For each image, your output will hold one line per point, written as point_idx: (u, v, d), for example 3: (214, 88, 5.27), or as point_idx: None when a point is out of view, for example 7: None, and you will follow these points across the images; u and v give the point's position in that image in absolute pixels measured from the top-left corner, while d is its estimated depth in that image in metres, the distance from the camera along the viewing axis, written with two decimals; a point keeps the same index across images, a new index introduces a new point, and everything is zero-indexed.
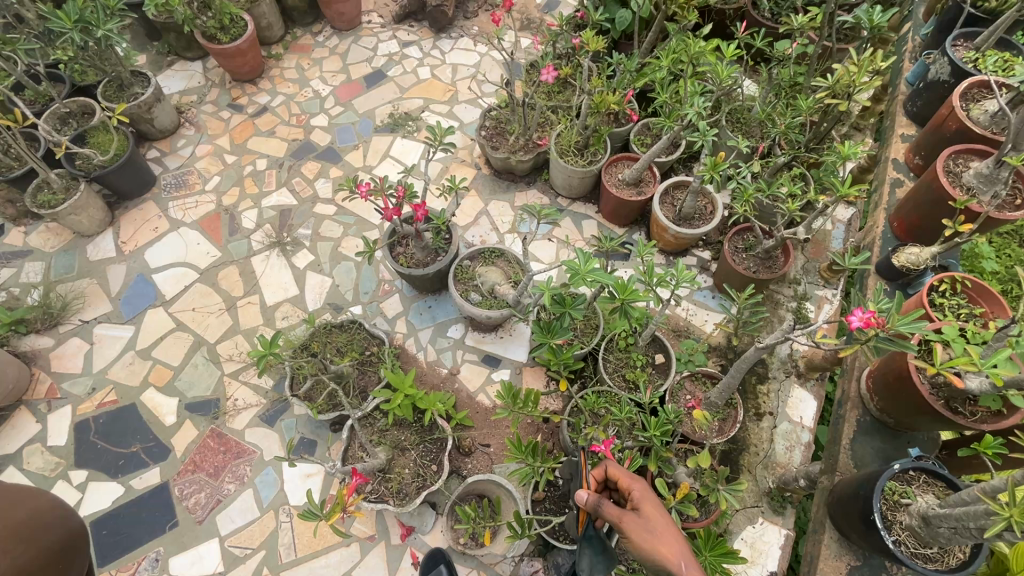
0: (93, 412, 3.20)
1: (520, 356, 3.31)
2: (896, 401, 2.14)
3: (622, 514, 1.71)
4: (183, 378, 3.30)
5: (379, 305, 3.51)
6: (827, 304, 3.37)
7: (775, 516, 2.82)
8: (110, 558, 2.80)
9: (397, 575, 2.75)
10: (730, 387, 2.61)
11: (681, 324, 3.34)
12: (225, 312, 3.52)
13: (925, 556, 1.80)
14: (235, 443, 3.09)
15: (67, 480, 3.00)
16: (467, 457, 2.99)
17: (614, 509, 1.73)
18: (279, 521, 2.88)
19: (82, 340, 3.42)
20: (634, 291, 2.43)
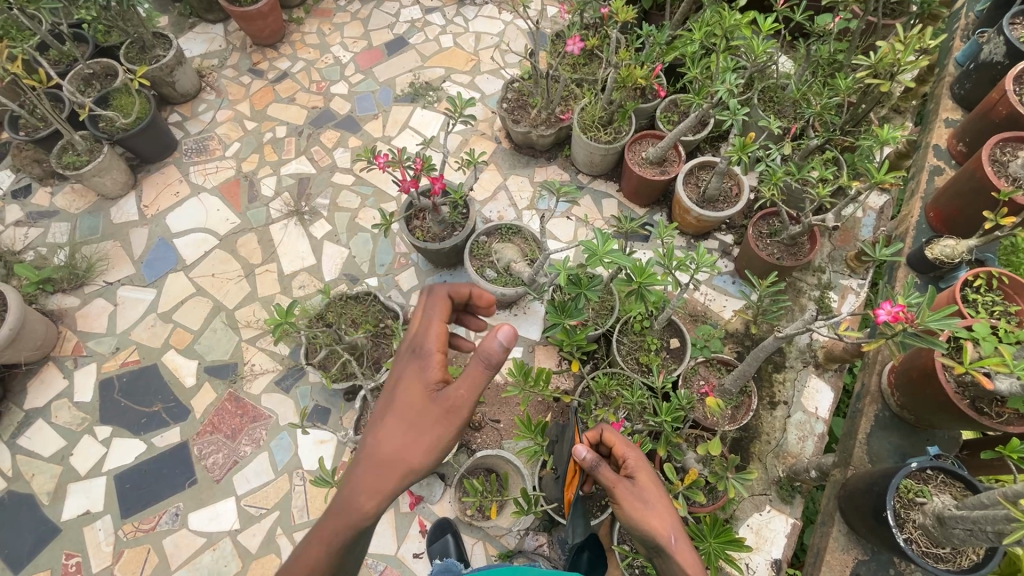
0: (117, 370, 3.30)
1: (533, 335, 3.30)
2: (918, 398, 2.08)
3: (616, 480, 1.59)
4: (202, 342, 3.37)
5: (395, 278, 3.52)
6: (850, 295, 3.28)
7: (783, 505, 2.80)
8: (133, 511, 2.92)
9: (405, 542, 2.83)
10: (745, 375, 2.57)
11: (699, 309, 3.28)
12: (244, 279, 3.57)
13: (936, 555, 1.76)
14: (252, 407, 3.17)
15: (92, 434, 3.12)
16: (477, 432, 3.02)
17: (609, 473, 1.60)
18: (292, 484, 2.97)
19: (106, 301, 3.51)
20: (651, 275, 2.37)
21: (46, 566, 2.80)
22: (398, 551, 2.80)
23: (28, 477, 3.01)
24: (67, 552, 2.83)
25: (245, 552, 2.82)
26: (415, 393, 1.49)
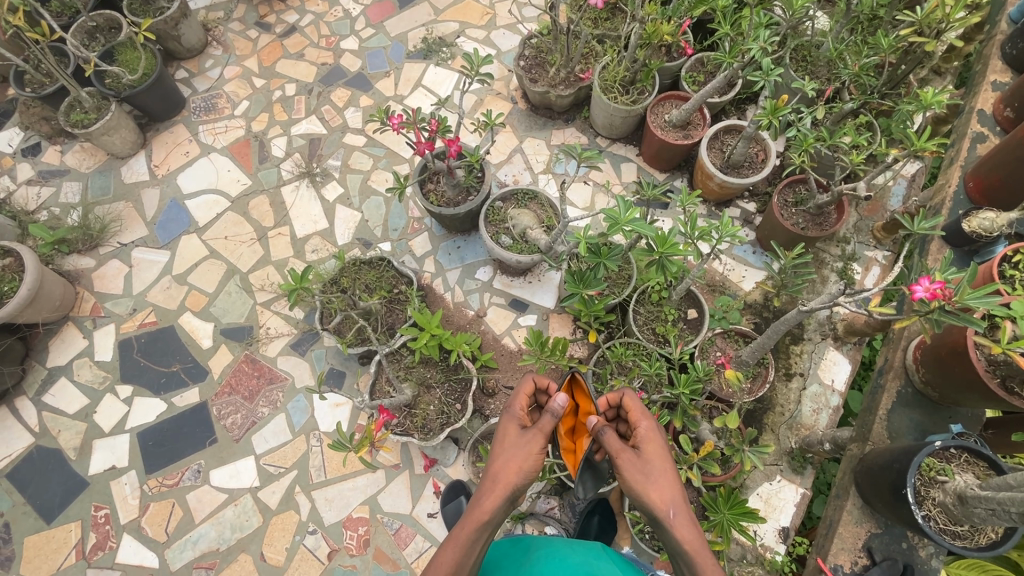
0: (135, 331, 3.34)
1: (548, 303, 3.26)
2: (944, 374, 2.03)
3: (620, 450, 1.47)
4: (217, 305, 3.38)
5: (408, 243, 3.47)
6: (874, 267, 3.20)
7: (794, 475, 2.81)
8: (157, 467, 3.02)
9: (419, 502, 2.90)
10: (764, 348, 2.53)
11: (717, 279, 3.22)
12: (257, 242, 3.54)
13: (953, 533, 1.76)
14: (268, 369, 3.20)
15: (114, 393, 3.19)
16: (491, 398, 3.03)
17: (614, 442, 1.48)
18: (310, 444, 3.03)
19: (121, 262, 3.52)
20: (674, 244, 2.30)
21: (77, 517, 2.92)
22: (413, 510, 2.88)
23: (55, 433, 3.11)
24: (96, 505, 2.94)
25: (266, 508, 2.92)
26: (511, 429, 1.50)
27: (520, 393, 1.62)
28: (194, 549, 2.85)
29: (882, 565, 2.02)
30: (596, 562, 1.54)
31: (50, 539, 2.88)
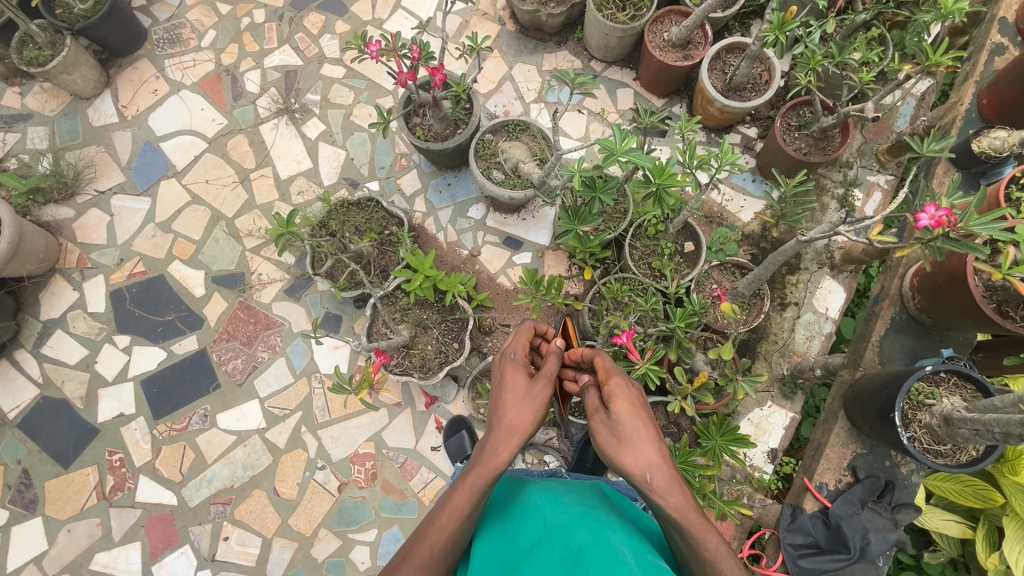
0: (125, 282, 3.29)
1: (542, 240, 3.20)
2: (940, 301, 2.03)
3: (595, 409, 1.33)
4: (206, 253, 3.31)
5: (397, 182, 3.35)
6: (876, 192, 3.12)
7: (784, 400, 2.90)
8: (165, 413, 3.08)
9: (423, 438, 3.00)
10: (761, 279, 2.51)
11: (715, 211, 3.15)
12: (239, 185, 3.41)
13: (936, 452, 1.84)
14: (264, 315, 3.19)
15: (112, 343, 3.20)
16: (488, 336, 3.05)
17: (592, 400, 1.35)
18: (312, 386, 3.08)
19: (101, 211, 3.40)
20: (672, 175, 2.21)
21: (92, 462, 3.02)
22: (417, 445, 2.99)
23: (59, 383, 3.14)
24: (110, 450, 3.04)
25: (274, 448, 3.02)
26: (510, 371, 1.42)
27: (518, 337, 1.57)
28: (209, 487, 2.98)
29: (865, 482, 2.12)
30: (591, 501, 1.54)
31: (69, 483, 3.00)
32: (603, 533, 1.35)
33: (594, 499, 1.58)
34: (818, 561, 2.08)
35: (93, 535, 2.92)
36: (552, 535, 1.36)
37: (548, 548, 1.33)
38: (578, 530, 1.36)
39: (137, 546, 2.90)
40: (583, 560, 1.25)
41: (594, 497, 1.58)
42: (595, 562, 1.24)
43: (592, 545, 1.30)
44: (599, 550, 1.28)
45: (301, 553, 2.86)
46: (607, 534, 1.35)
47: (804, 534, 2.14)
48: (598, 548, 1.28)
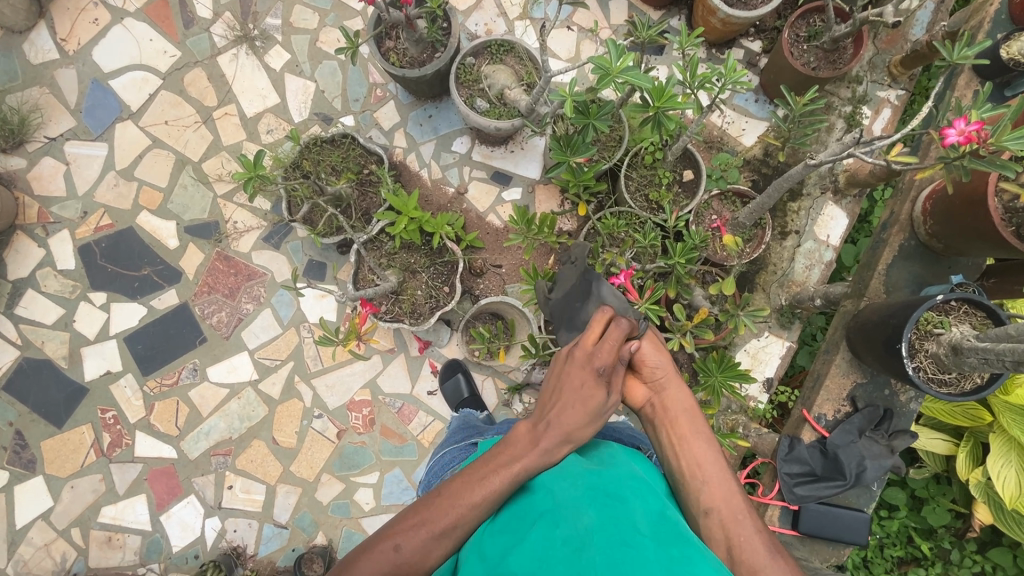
0: (92, 236, 3.10)
1: (532, 174, 3.02)
2: (954, 226, 1.92)
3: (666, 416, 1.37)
4: (175, 201, 3.11)
5: (373, 115, 3.10)
6: (886, 109, 2.92)
7: (781, 330, 2.85)
8: (153, 369, 3.02)
9: (418, 382, 2.97)
10: (763, 208, 2.38)
11: (716, 135, 2.95)
12: (202, 126, 3.14)
13: (940, 381, 1.82)
14: (244, 265, 3.05)
15: (89, 301, 3.07)
16: (479, 278, 2.94)
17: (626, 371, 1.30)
18: (301, 336, 3.00)
19: (55, 160, 3.15)
20: (672, 97, 2.01)
21: (86, 420, 2.99)
22: (413, 389, 2.96)
23: (40, 344, 3.05)
24: (102, 408, 3.00)
25: (269, 399, 2.99)
26: (590, 380, 1.27)
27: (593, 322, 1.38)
28: (207, 440, 2.98)
29: (864, 412, 2.13)
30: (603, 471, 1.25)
31: (65, 442, 2.98)
32: (619, 514, 1.08)
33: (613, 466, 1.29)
34: (814, 488, 2.14)
35: (98, 490, 2.94)
36: (555, 512, 1.10)
37: (549, 524, 1.07)
38: (588, 505, 1.09)
39: (142, 498, 2.94)
40: (589, 548, 0.99)
41: (613, 464, 1.30)
42: (604, 552, 0.98)
43: (602, 529, 1.03)
44: (611, 536, 1.01)
45: (305, 497, 2.91)
46: (623, 514, 1.08)
47: (800, 464, 2.18)
48: (611, 535, 1.01)
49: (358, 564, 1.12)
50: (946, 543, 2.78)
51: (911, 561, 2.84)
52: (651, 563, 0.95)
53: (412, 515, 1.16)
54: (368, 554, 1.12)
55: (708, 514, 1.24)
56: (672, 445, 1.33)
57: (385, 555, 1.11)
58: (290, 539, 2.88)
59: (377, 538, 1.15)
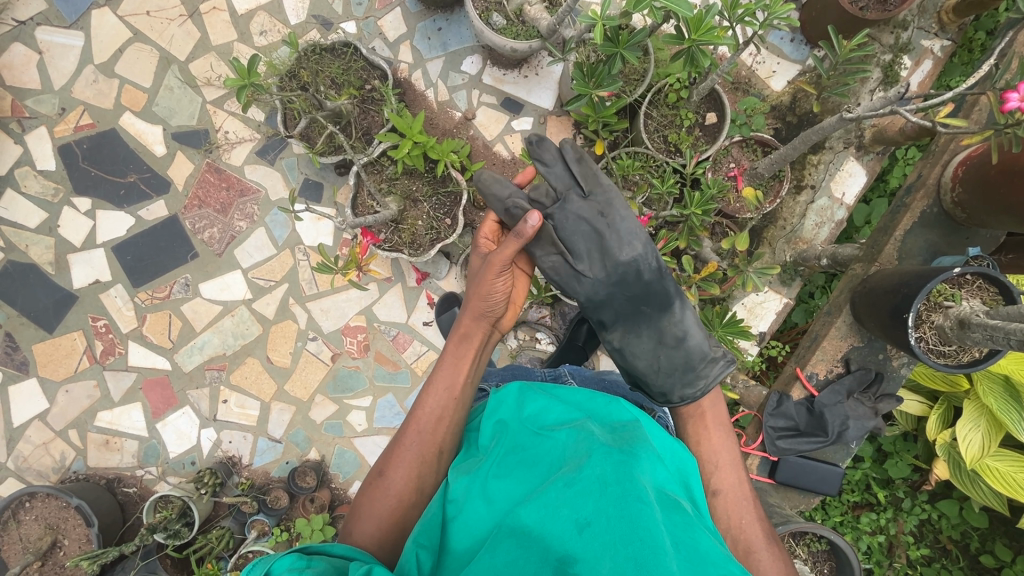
0: (73, 136, 2.91)
1: (545, 103, 2.83)
2: (983, 196, 1.86)
3: (703, 412, 1.60)
4: (160, 104, 2.89)
5: (376, 23, 2.84)
6: (927, 60, 2.73)
7: (782, 287, 2.83)
8: (143, 281, 2.95)
9: (414, 313, 2.96)
10: (785, 160, 2.27)
11: (744, 76, 2.76)
12: (188, 20, 2.88)
13: (939, 352, 1.86)
14: (236, 180, 2.90)
15: (72, 207, 2.93)
16: (482, 212, 2.83)
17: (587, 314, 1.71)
18: (296, 259, 2.93)
19: (27, 47, 2.89)
20: (711, 30, 1.83)
21: (76, 327, 2.96)
22: (409, 319, 2.95)
23: (24, 248, 2.95)
24: (92, 316, 2.96)
25: (263, 318, 2.97)
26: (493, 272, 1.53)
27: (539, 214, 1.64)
28: (201, 354, 2.98)
29: (855, 374, 2.21)
30: (619, 432, 1.27)
31: (57, 346, 2.97)
32: (628, 470, 1.11)
33: (624, 425, 1.31)
34: (795, 442, 2.24)
35: (93, 396, 2.98)
36: (569, 466, 1.14)
37: (563, 475, 1.11)
38: (600, 458, 1.13)
39: (138, 407, 2.99)
40: (599, 501, 1.04)
41: (624, 424, 1.32)
42: (612, 505, 1.03)
43: (617, 483, 1.07)
44: (620, 491, 1.06)
45: (299, 415, 2.98)
46: (633, 472, 1.11)
47: (785, 419, 2.27)
48: (619, 490, 1.06)
49: (363, 508, 1.40)
50: (901, 492, 2.92)
51: (865, 506, 3.00)
52: (654, 520, 1.01)
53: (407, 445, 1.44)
54: (371, 493, 1.42)
55: (717, 494, 1.50)
56: (697, 436, 1.58)
57: (391, 498, 1.40)
58: (284, 453, 2.97)
59: (376, 479, 1.44)
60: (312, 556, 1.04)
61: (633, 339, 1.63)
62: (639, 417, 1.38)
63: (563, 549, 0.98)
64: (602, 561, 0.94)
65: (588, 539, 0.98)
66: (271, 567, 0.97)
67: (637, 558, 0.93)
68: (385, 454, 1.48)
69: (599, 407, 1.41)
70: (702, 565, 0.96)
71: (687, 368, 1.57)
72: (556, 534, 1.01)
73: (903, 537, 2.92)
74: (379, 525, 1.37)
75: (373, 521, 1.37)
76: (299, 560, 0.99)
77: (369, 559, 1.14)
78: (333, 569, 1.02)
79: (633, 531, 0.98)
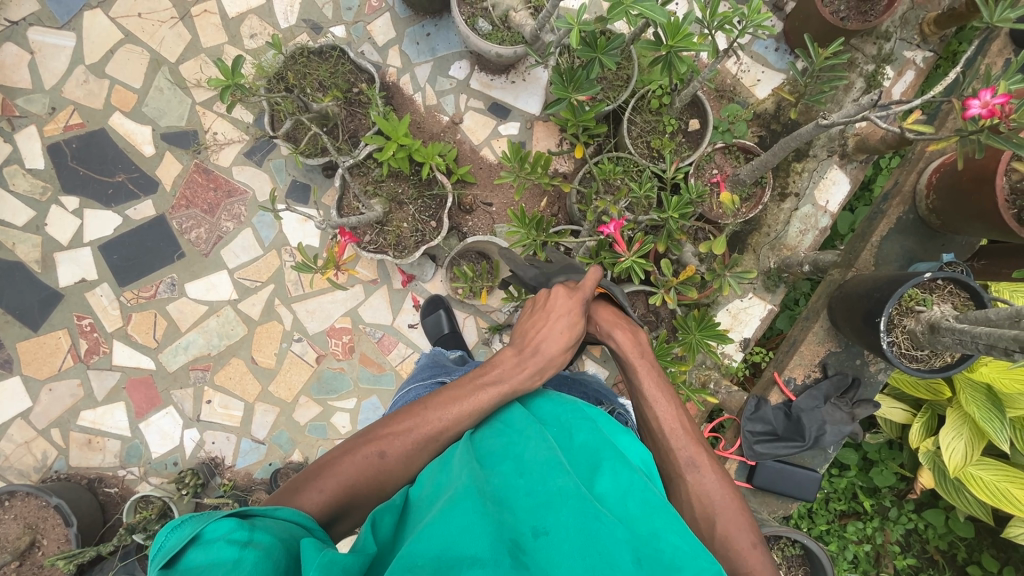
0: (62, 135, 2.93)
1: (532, 108, 2.86)
2: (955, 203, 1.88)
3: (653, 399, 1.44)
4: (149, 105, 2.91)
5: (366, 28, 2.87)
6: (909, 71, 2.77)
7: (766, 293, 2.84)
8: (130, 280, 2.96)
9: (400, 315, 2.96)
10: (766, 166, 2.29)
11: (729, 83, 2.80)
12: (179, 23, 2.91)
13: (911, 357, 1.87)
14: (224, 180, 2.92)
15: (60, 206, 2.95)
16: (468, 216, 2.85)
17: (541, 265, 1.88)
18: (282, 260, 2.94)
19: (20, 47, 2.92)
20: (688, 36, 1.86)
21: (61, 326, 2.96)
22: (394, 321, 2.96)
23: (10, 246, 2.95)
24: (77, 315, 2.96)
25: (248, 319, 2.97)
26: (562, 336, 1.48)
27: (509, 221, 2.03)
28: (186, 354, 2.98)
29: (832, 379, 2.23)
30: (586, 436, 1.23)
31: (41, 345, 2.97)
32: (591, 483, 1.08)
33: (585, 424, 1.28)
34: (772, 446, 2.24)
35: (76, 395, 2.98)
36: (534, 471, 1.11)
37: (524, 480, 1.10)
38: (562, 470, 1.09)
39: (122, 406, 2.98)
40: (559, 509, 1.01)
41: (581, 422, 1.28)
42: (572, 516, 0.99)
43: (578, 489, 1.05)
44: (581, 501, 1.02)
45: (283, 417, 2.97)
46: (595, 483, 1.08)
47: (763, 423, 2.27)
48: (578, 503, 1.02)
49: (314, 483, 1.21)
50: (887, 501, 2.92)
51: (851, 515, 2.99)
52: (614, 531, 0.97)
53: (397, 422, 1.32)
54: (327, 472, 1.23)
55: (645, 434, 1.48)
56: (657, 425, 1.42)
57: (369, 459, 1.27)
58: (267, 454, 2.96)
59: (339, 456, 1.27)
60: (256, 524, 0.97)
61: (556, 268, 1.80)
62: (590, 410, 1.36)
63: (516, 538, 0.98)
64: (556, 566, 0.92)
65: (546, 546, 0.96)
66: (202, 528, 0.91)
67: (593, 569, 0.90)
68: (362, 440, 1.30)
69: (551, 409, 1.36)
70: (665, 574, 0.91)
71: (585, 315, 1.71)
72: (512, 525, 1.01)
73: (889, 546, 2.91)
74: (340, 482, 1.23)
75: (331, 494, 1.20)
76: (240, 530, 0.93)
77: (315, 525, 1.11)
78: (279, 543, 0.96)
79: (594, 538, 0.95)
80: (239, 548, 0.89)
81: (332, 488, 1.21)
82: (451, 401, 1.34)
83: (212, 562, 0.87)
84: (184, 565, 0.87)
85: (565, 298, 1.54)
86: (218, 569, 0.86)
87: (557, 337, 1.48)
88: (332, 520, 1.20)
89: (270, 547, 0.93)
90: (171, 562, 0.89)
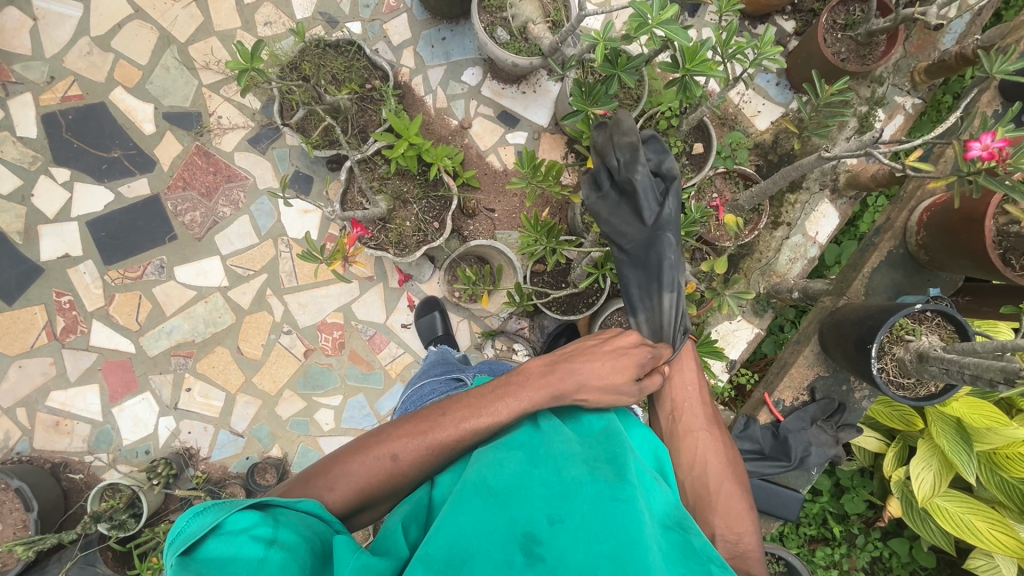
0: (59, 106, 2.85)
1: (541, 119, 2.90)
2: (945, 241, 1.97)
3: (697, 411, 1.45)
4: (154, 83, 2.86)
5: (383, 27, 2.89)
6: (898, 115, 2.91)
7: (754, 317, 2.91)
8: (115, 259, 2.87)
9: (393, 314, 2.94)
10: (765, 194, 2.36)
11: (731, 112, 2.90)
12: (193, 4, 2.88)
13: (898, 383, 1.96)
14: (225, 165, 2.87)
15: (50, 177, 2.85)
16: (470, 220, 2.86)
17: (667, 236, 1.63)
18: (278, 250, 2.90)
19: (22, 13, 2.85)
20: (704, 61, 1.92)
21: (38, 301, 2.85)
22: (387, 320, 2.93)
23: None
24: (57, 290, 2.86)
25: (237, 307, 2.91)
26: (603, 365, 1.30)
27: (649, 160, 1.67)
28: (168, 339, 2.90)
29: (820, 403, 2.30)
30: (599, 435, 1.25)
31: (15, 320, 2.85)
32: (607, 471, 1.12)
33: (599, 418, 1.31)
34: (759, 465, 2.28)
35: (47, 374, 2.85)
36: (548, 466, 1.14)
37: (539, 469, 1.14)
38: (575, 461, 1.15)
39: (95, 388, 2.87)
40: (574, 498, 1.07)
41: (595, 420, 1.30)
42: (589, 505, 1.05)
43: (594, 481, 1.10)
44: (596, 489, 1.07)
45: (265, 410, 2.90)
46: (611, 470, 1.12)
47: (751, 442, 2.31)
48: (594, 490, 1.07)
49: (320, 480, 1.18)
50: (855, 528, 2.99)
51: (821, 539, 3.06)
52: (633, 510, 1.02)
53: (411, 427, 1.23)
54: (331, 473, 1.19)
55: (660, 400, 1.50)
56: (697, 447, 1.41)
57: (381, 462, 1.20)
58: (244, 448, 2.88)
59: (343, 454, 1.22)
60: (278, 519, 0.99)
61: (614, 222, 1.68)
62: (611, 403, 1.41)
63: (530, 530, 1.01)
64: (572, 554, 0.98)
65: (562, 534, 1.01)
66: (223, 519, 0.93)
67: (613, 554, 0.96)
68: (369, 442, 1.23)
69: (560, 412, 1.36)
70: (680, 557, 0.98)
71: (665, 271, 1.57)
72: (524, 519, 1.03)
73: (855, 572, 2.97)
74: (348, 485, 1.18)
75: (338, 491, 1.17)
76: (262, 525, 0.95)
77: (335, 519, 1.11)
78: (302, 542, 0.97)
79: (610, 527, 1.00)
80: (263, 546, 0.91)
81: (341, 489, 1.17)
82: (474, 411, 1.24)
83: (235, 555, 0.89)
84: (205, 555, 0.89)
85: (634, 343, 1.37)
86: (241, 564, 0.88)
87: (600, 357, 1.32)
88: (348, 514, 1.20)
89: (294, 547, 0.94)
90: (190, 549, 0.90)
